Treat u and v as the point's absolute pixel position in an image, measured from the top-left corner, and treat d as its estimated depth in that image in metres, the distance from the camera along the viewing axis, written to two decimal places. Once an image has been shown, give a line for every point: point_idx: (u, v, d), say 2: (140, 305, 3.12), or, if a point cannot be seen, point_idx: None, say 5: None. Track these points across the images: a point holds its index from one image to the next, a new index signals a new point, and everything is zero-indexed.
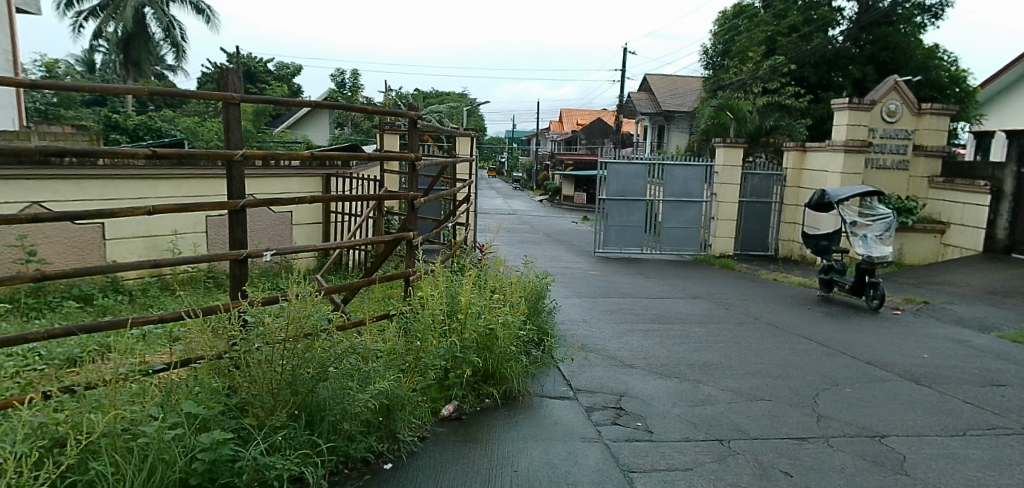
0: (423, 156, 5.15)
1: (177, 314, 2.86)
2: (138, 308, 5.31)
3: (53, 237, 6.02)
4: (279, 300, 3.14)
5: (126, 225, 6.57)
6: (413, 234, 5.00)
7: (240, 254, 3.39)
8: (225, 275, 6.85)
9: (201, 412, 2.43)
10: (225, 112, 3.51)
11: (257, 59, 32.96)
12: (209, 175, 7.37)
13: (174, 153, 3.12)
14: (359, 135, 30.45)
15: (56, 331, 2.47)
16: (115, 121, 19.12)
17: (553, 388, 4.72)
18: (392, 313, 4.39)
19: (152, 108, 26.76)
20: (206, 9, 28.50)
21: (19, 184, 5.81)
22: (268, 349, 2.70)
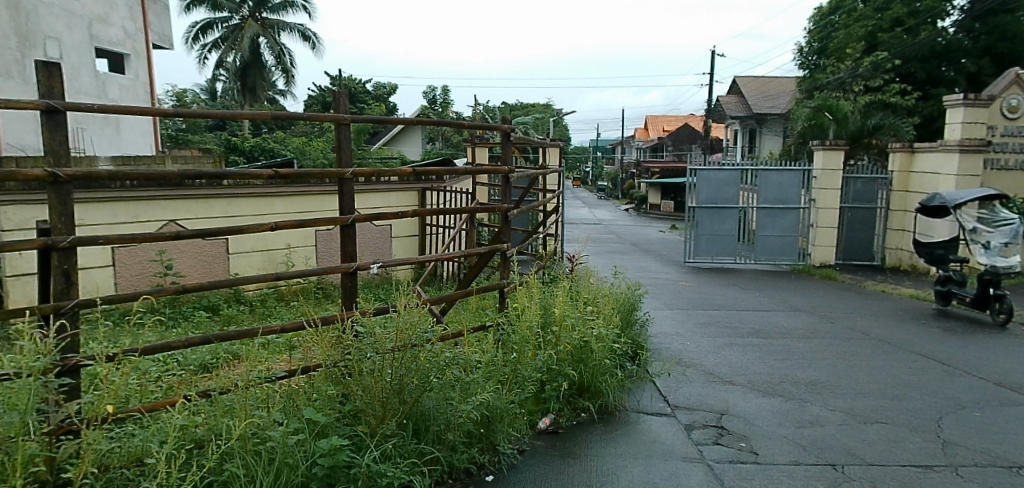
0: (517, 169, 5.21)
1: (297, 324, 3.07)
2: (257, 318, 5.74)
3: (188, 252, 6.63)
4: (387, 310, 3.29)
5: (246, 240, 7.12)
6: (507, 245, 5.07)
7: (351, 266, 3.57)
8: (333, 286, 7.26)
9: (320, 418, 2.59)
10: (337, 132, 3.75)
11: (357, 81, 34.81)
12: (323, 192, 7.86)
13: (291, 172, 3.34)
14: (450, 150, 31.41)
15: (195, 339, 2.71)
16: (234, 143, 20.81)
17: (650, 403, 4.63)
18: (489, 324, 4.44)
19: (265, 130, 28.88)
20: (312, 36, 30.49)
21: (161, 204, 6.46)
22: (379, 360, 2.84)
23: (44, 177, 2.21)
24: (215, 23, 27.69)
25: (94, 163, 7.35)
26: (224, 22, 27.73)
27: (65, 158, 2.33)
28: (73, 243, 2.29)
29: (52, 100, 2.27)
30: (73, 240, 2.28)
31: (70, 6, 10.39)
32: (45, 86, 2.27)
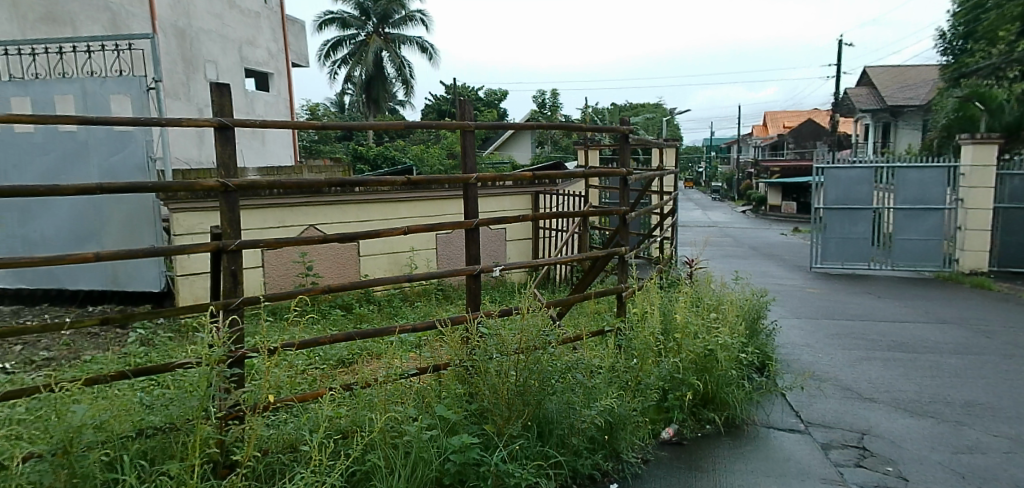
0: (635, 171, 5.12)
1: (427, 323, 3.17)
2: (386, 317, 6.07)
3: (325, 254, 7.15)
4: (512, 313, 3.32)
5: (374, 244, 7.55)
6: (625, 249, 4.98)
7: (475, 269, 3.66)
8: (453, 288, 7.51)
9: (450, 416, 2.69)
10: (463, 139, 3.88)
11: (471, 89, 35.86)
12: (446, 198, 8.15)
13: (422, 179, 3.48)
14: (560, 153, 31.47)
15: (339, 335, 2.89)
16: (360, 152, 22.16)
17: (781, 419, 4.35)
18: (608, 329, 4.30)
19: (386, 139, 30.49)
20: (429, 48, 31.82)
21: (303, 210, 7.01)
22: (503, 361, 2.89)
23: (217, 187, 2.50)
24: (344, 40, 29.66)
25: (245, 173, 8.10)
26: (352, 38, 29.63)
27: (234, 169, 2.62)
28: (240, 246, 2.56)
29: (223, 117, 2.56)
30: (240, 243, 2.55)
31: (224, 33, 11.55)
32: (217, 106, 2.56)
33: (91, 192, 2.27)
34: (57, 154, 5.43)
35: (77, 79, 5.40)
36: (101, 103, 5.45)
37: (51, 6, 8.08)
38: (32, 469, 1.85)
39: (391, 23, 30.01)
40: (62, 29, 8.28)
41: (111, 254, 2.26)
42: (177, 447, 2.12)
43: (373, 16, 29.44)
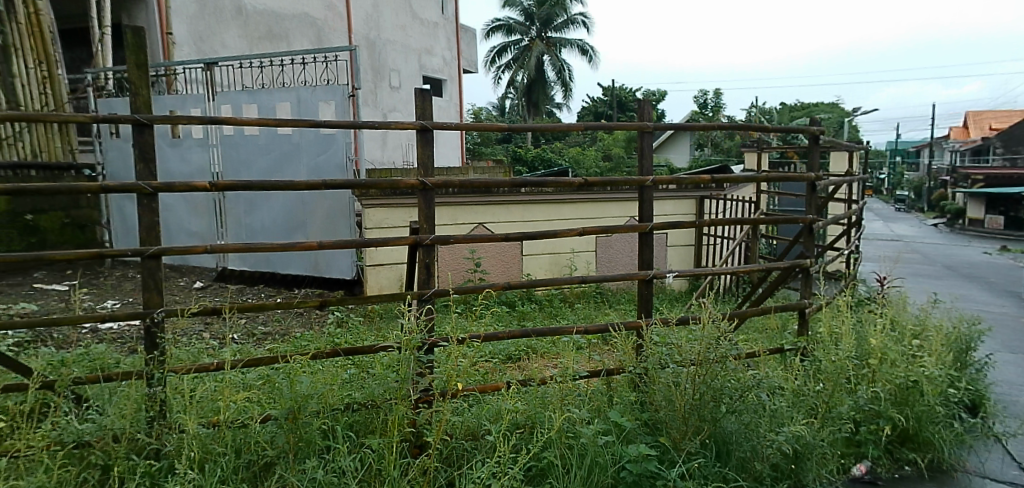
0: (826, 176, 4.63)
1: (601, 327, 3.10)
2: (547, 316, 6.15)
3: (492, 253, 7.41)
4: (690, 321, 3.16)
5: (537, 244, 7.67)
6: (811, 261, 4.53)
7: (649, 274, 3.44)
8: (611, 292, 7.43)
9: (625, 423, 2.64)
10: (640, 141, 3.75)
11: (630, 90, 35.27)
12: (607, 200, 8.03)
13: (598, 180, 3.40)
14: (721, 156, 29.87)
15: (516, 332, 2.92)
16: (519, 154, 22.80)
17: (1001, 470, 3.71)
18: (788, 348, 3.97)
19: (544, 141, 31.03)
20: (590, 50, 31.89)
21: (473, 210, 7.31)
22: (680, 373, 2.77)
23: (417, 185, 2.71)
24: (509, 45, 30.62)
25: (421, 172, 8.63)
26: (516, 43, 30.48)
27: (432, 169, 2.81)
28: (433, 240, 2.74)
29: (425, 121, 2.77)
30: (434, 238, 2.72)
31: (407, 43, 12.45)
32: (420, 109, 2.78)
33: (319, 187, 2.54)
34: (275, 154, 6.20)
35: (293, 88, 6.14)
36: (311, 108, 6.12)
37: (271, 25, 9.26)
38: (267, 430, 2.11)
39: (554, 27, 30.53)
40: (279, 44, 9.45)
41: (329, 244, 2.52)
42: (378, 423, 2.31)
43: (537, 21, 30.16)
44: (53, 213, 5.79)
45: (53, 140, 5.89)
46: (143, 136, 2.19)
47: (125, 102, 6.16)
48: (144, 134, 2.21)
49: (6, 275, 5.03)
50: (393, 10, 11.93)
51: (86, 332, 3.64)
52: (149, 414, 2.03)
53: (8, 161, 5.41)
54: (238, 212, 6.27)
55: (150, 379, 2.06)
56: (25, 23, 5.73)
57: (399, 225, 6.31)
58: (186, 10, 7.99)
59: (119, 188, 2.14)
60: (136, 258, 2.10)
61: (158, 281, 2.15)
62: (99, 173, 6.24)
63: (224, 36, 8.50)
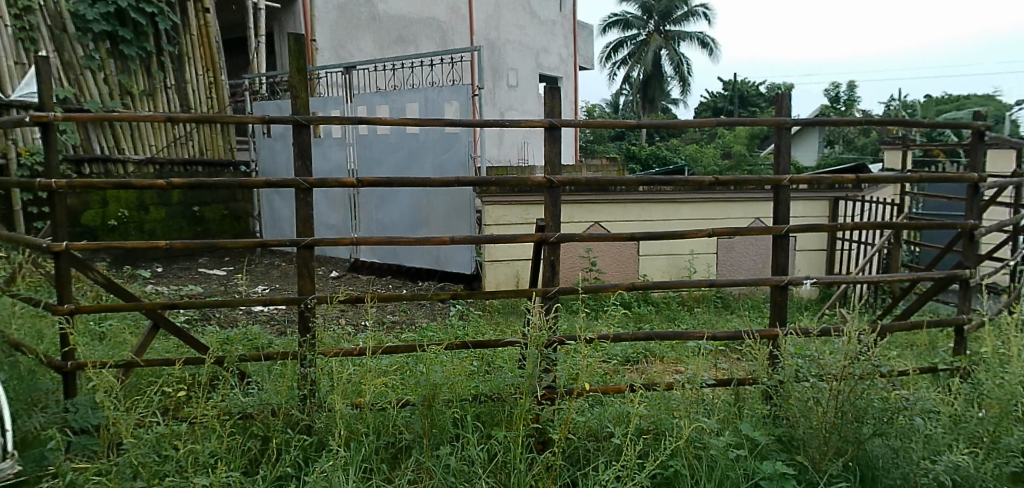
0: (991, 175, 4.05)
1: (732, 333, 2.95)
2: (664, 320, 5.95)
3: (607, 253, 7.08)
4: (832, 333, 2.92)
5: (654, 244, 7.23)
6: (971, 272, 4.01)
7: (783, 280, 3.15)
8: (733, 297, 7.09)
9: (758, 437, 2.52)
10: (776, 137, 3.28)
11: (753, 84, 33.44)
12: (728, 200, 7.52)
13: (730, 179, 3.08)
14: (856, 153, 27.54)
15: (640, 334, 2.83)
16: (633, 152, 22.39)
17: None
18: (942, 369, 3.57)
19: (660, 138, 30.19)
20: (710, 43, 30.59)
21: (588, 208, 7.07)
22: (820, 389, 2.57)
23: (544, 183, 2.72)
24: (625, 41, 30.13)
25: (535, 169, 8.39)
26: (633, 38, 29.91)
27: (558, 166, 2.82)
28: (559, 238, 2.74)
29: (553, 118, 2.77)
30: (559, 236, 2.73)
31: (526, 41, 12.58)
32: (549, 107, 2.79)
33: (452, 184, 2.63)
34: (404, 152, 6.53)
35: (421, 89, 6.41)
36: (437, 108, 6.35)
37: (401, 29, 9.73)
38: (404, 415, 2.22)
39: (672, 21, 29.69)
40: (407, 47, 9.90)
41: (461, 239, 2.59)
42: (504, 416, 2.35)
43: (656, 14, 29.41)
44: (216, 205, 6.41)
45: (217, 139, 6.54)
46: (301, 135, 2.39)
47: (275, 105, 6.76)
48: (302, 133, 2.41)
49: (178, 260, 5.67)
50: (512, 10, 12.12)
51: (242, 312, 4.01)
52: (302, 392, 2.21)
53: (181, 157, 6.07)
54: (370, 207, 6.71)
55: (303, 360, 2.24)
56: (196, 35, 6.41)
57: (518, 223, 6.30)
58: (328, 18, 8.60)
59: (280, 183, 2.37)
60: (294, 248, 2.30)
61: (311, 270, 2.34)
62: (253, 169, 6.96)
63: (360, 40, 9.05)
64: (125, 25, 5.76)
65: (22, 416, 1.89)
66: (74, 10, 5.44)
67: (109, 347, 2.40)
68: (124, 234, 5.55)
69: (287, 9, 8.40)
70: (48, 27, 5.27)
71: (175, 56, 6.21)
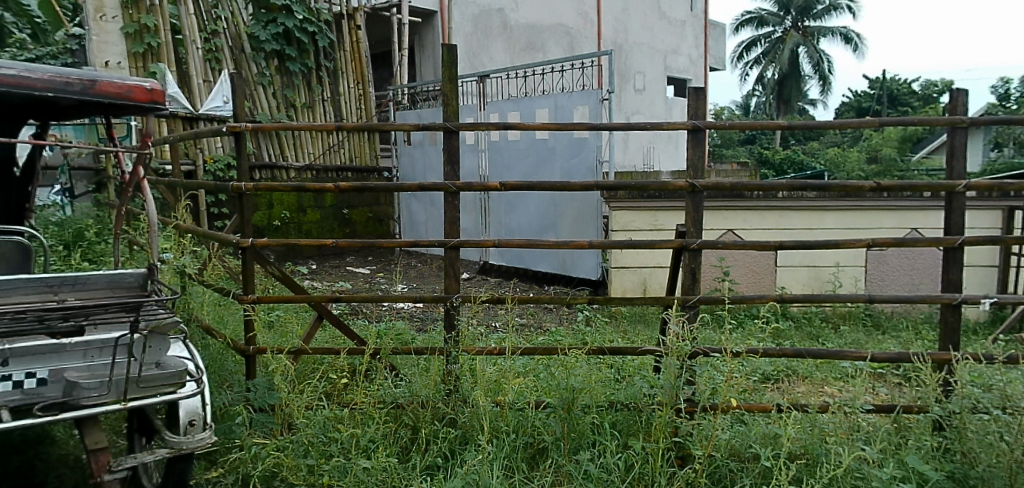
0: None
1: (896, 355, 2.67)
2: (805, 338, 5.48)
3: (741, 262, 6.42)
4: (1018, 360, 2.56)
5: (793, 254, 6.45)
6: None
7: (955, 298, 2.81)
8: (884, 315, 6.42)
9: (928, 472, 2.27)
10: (950, 135, 2.88)
11: (906, 81, 30.36)
12: (882, 208, 6.26)
13: (894, 184, 2.77)
14: None
15: (789, 351, 2.63)
16: (765, 157, 21.18)
17: None
18: None
19: (796, 142, 28.24)
20: (856, 38, 28.21)
21: (721, 215, 6.21)
22: (1006, 424, 2.29)
23: (685, 188, 2.65)
24: (759, 39, 28.56)
25: (658, 174, 7.62)
26: (768, 36, 28.27)
27: (701, 170, 2.72)
28: (700, 245, 2.65)
29: (697, 120, 2.69)
30: (701, 243, 2.64)
31: (655, 43, 12.32)
32: (693, 109, 2.71)
33: (591, 189, 2.63)
34: (534, 158, 6.63)
35: (552, 95, 6.49)
36: (567, 113, 6.39)
37: (531, 36, 9.91)
38: (545, 417, 2.25)
39: (812, 16, 27.79)
40: (537, 54, 10.07)
41: (599, 244, 2.59)
42: (640, 425, 2.30)
43: (794, 10, 27.64)
44: (361, 208, 6.89)
45: (364, 146, 7.03)
46: (451, 141, 2.58)
47: (415, 113, 7.17)
48: (452, 139, 2.60)
49: (328, 258, 6.16)
50: (641, 12, 11.92)
51: (385, 309, 4.26)
52: (447, 387, 2.31)
53: (333, 164, 6.59)
54: (500, 212, 6.90)
55: (448, 357, 2.34)
56: (350, 50, 6.90)
57: (648, 230, 5.89)
58: (462, 29, 8.96)
59: (431, 187, 2.55)
60: (442, 249, 2.44)
61: (456, 270, 2.46)
62: (394, 175, 7.39)
63: (491, 49, 9.34)
64: (291, 44, 6.32)
65: (217, 393, 2.24)
66: (251, 33, 6.12)
67: (279, 335, 2.66)
68: (285, 233, 6.10)
69: (426, 23, 8.84)
70: (229, 49, 5.98)
71: (331, 71, 6.77)
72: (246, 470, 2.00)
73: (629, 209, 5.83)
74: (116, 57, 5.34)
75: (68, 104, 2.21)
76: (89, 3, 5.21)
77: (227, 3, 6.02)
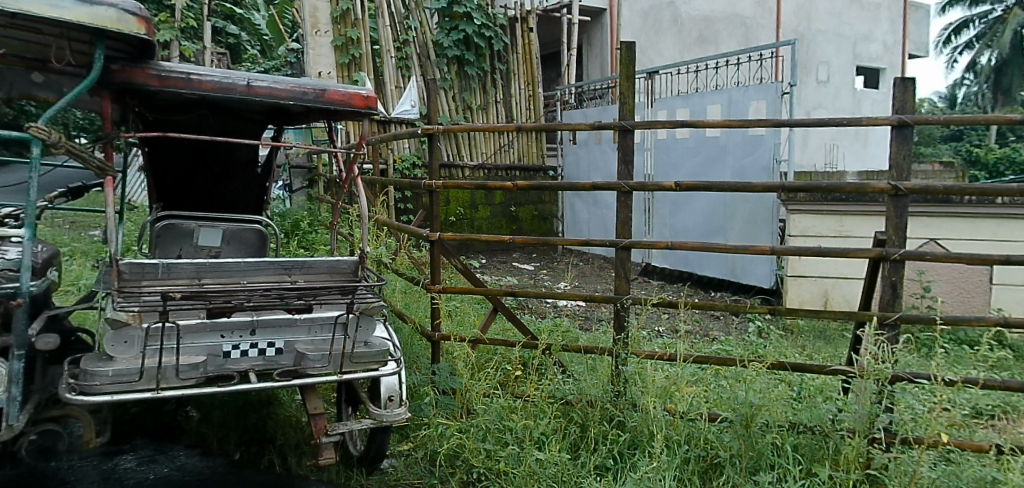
0: None
1: None
2: None
3: (946, 277, 5.58)
4: None
5: (1015, 271, 5.47)
6: None
7: None
8: None
9: None
10: None
11: None
12: None
13: None
14: None
15: (1015, 385, 2.25)
16: (976, 157, 18.35)
17: None
18: None
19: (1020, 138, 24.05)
20: None
21: (922, 222, 5.44)
22: None
23: (888, 190, 2.38)
24: (973, 19, 24.75)
25: (843, 175, 6.92)
26: (985, 15, 24.39)
27: (907, 172, 2.43)
28: (903, 256, 2.36)
29: (903, 115, 2.40)
30: (904, 254, 2.35)
31: (844, 30, 11.18)
32: (899, 102, 2.43)
33: (776, 190, 2.47)
34: (703, 156, 6.37)
35: (726, 90, 6.18)
36: (741, 109, 6.04)
37: (704, 29, 9.50)
38: (719, 430, 2.16)
39: None
40: (710, 48, 9.63)
41: (783, 250, 2.41)
42: (827, 451, 2.10)
43: None
44: (528, 206, 7.10)
45: (532, 146, 7.22)
46: (625, 140, 2.57)
47: (582, 112, 7.21)
48: (627, 138, 2.58)
49: (496, 253, 6.43)
50: None
51: (551, 306, 4.33)
52: (616, 388, 2.32)
53: (503, 163, 6.86)
54: (665, 213, 6.73)
55: (618, 359, 2.35)
56: (523, 51, 7.13)
57: (831, 236, 5.37)
58: (632, 25, 8.84)
59: (605, 186, 2.55)
60: (613, 249, 2.44)
61: (627, 271, 2.45)
62: (559, 174, 7.51)
63: (661, 45, 9.10)
64: (470, 49, 6.69)
65: (408, 373, 2.53)
66: (436, 41, 6.56)
67: (459, 324, 2.86)
68: (459, 228, 6.48)
69: (596, 22, 8.87)
70: (417, 56, 6.47)
71: (505, 73, 7.05)
72: (433, 446, 2.22)
73: (810, 213, 5.36)
74: (327, 68, 6.04)
75: (300, 111, 2.59)
76: (308, 21, 5.94)
77: (417, 14, 6.53)
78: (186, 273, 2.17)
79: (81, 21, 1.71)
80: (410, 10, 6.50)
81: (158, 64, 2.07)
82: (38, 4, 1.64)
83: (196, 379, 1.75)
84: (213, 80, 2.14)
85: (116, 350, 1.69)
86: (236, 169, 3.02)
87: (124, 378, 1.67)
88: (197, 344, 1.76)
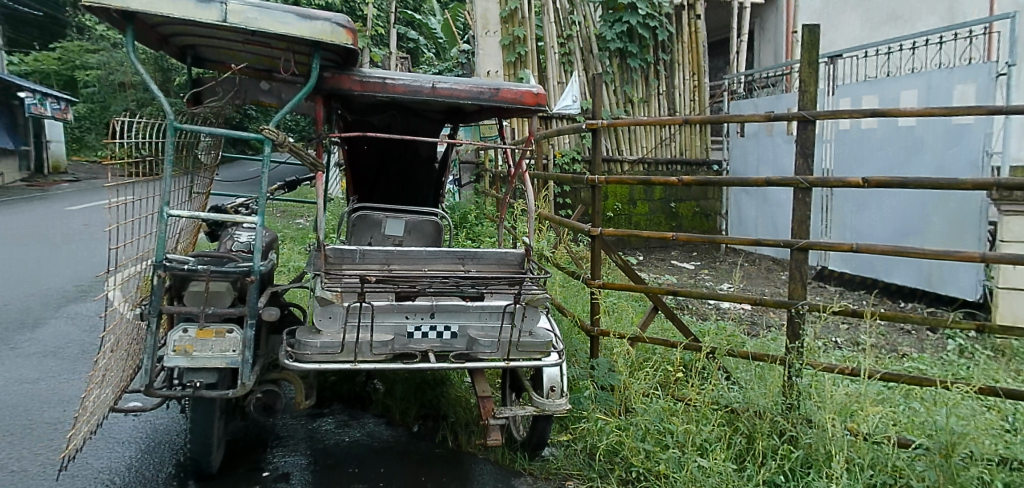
0: None
1: None
2: None
3: None
4: None
5: None
6: None
7: None
8: None
9: None
10: None
11: None
12: None
13: None
14: None
15: None
16: None
17: None
18: None
19: None
20: None
21: None
22: None
23: None
24: None
25: None
26: None
27: None
28: None
29: None
30: None
31: None
32: None
33: (991, 187, 2.14)
34: (895, 149, 5.71)
35: (925, 73, 5.45)
36: (944, 94, 5.31)
37: None
38: (910, 457, 1.94)
39: None
40: None
41: (996, 257, 2.09)
42: None
43: None
44: (688, 201, 6.86)
45: (696, 139, 6.95)
46: (805, 131, 2.38)
47: (750, 102, 6.79)
48: (806, 129, 2.39)
49: (654, 250, 6.31)
50: None
51: (712, 307, 4.14)
52: (788, 401, 2.18)
53: (664, 158, 6.70)
54: (845, 212, 6.16)
55: (791, 369, 2.20)
56: (688, 40, 6.89)
57: None
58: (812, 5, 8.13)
59: (780, 182, 2.38)
60: (787, 250, 2.27)
61: (804, 274, 2.27)
62: (724, 168, 7.15)
63: (845, 25, 8.26)
64: (634, 40, 6.58)
65: (568, 364, 2.63)
66: (599, 34, 6.54)
67: (617, 319, 2.90)
68: (617, 224, 6.42)
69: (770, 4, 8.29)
70: (580, 50, 6.50)
71: (667, 64, 6.86)
72: (593, 440, 2.27)
73: None
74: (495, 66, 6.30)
75: (474, 109, 2.75)
76: (480, 22, 5.97)
77: (581, 9, 6.54)
78: (377, 260, 2.38)
79: (304, 34, 1.96)
80: (574, 5, 6.53)
81: (360, 70, 2.30)
82: (271, 21, 1.91)
83: (386, 355, 1.94)
84: (404, 83, 2.33)
85: (323, 323, 1.93)
86: (417, 165, 3.32)
87: (328, 350, 1.89)
88: (385, 323, 1.95)
